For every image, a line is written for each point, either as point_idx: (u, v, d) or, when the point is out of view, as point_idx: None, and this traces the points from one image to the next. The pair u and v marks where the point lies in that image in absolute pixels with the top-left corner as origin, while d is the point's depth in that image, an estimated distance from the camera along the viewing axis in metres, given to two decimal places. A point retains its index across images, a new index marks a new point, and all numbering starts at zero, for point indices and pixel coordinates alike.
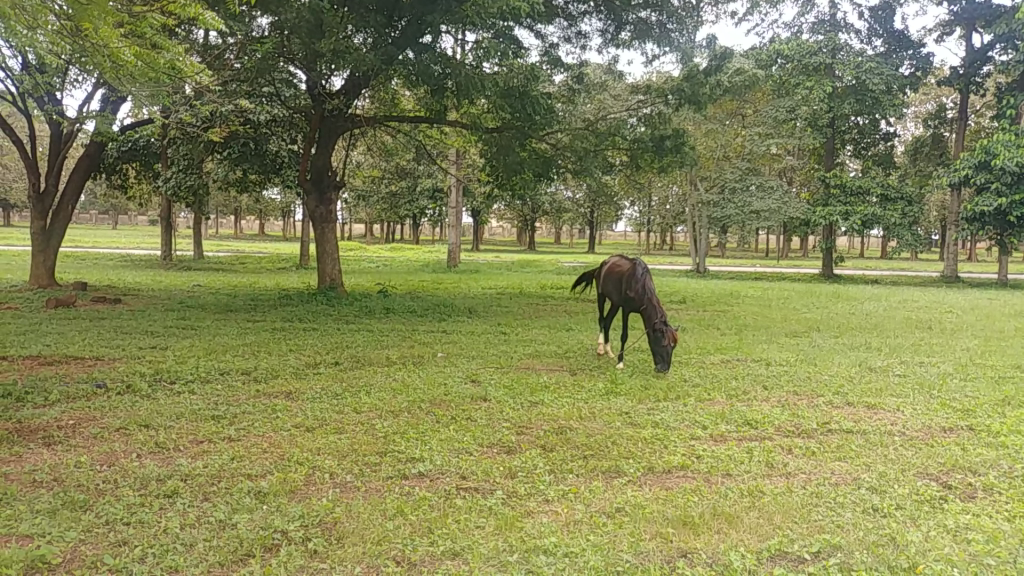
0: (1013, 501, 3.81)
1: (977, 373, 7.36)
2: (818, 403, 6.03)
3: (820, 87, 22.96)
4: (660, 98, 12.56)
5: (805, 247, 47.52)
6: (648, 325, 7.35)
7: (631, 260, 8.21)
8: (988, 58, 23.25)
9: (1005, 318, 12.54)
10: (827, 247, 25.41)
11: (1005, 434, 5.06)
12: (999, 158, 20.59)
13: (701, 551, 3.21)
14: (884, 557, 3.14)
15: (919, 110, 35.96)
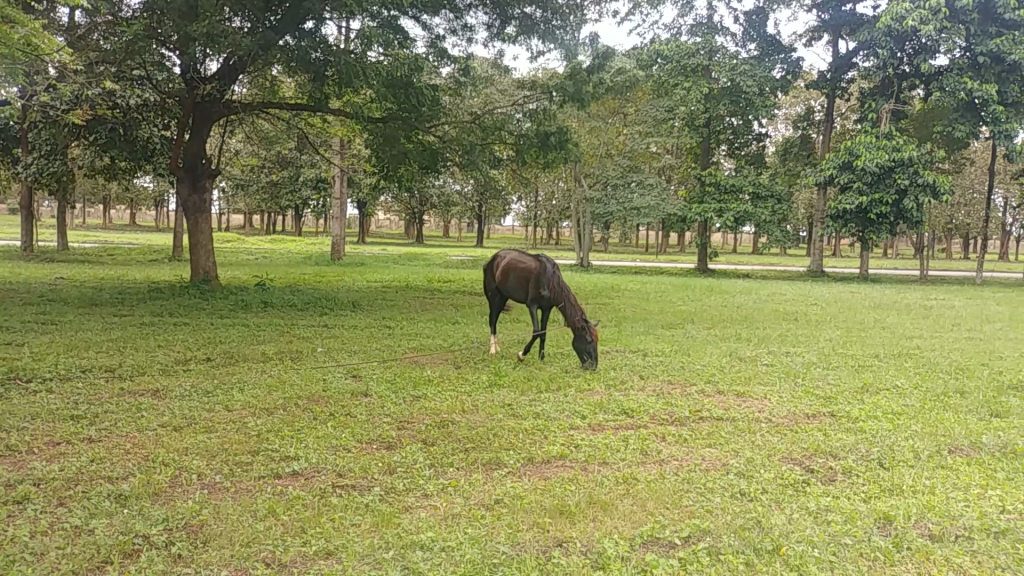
0: (869, 483, 4.03)
1: (838, 362, 7.73)
2: (691, 391, 6.22)
3: (696, 88, 23.51)
4: (545, 95, 12.68)
5: (684, 243, 49.09)
6: (570, 323, 7.32)
7: (525, 254, 8.04)
8: (852, 64, 24.44)
9: (865, 310, 13.25)
10: (702, 242, 26.28)
11: (863, 420, 5.33)
12: (861, 159, 21.77)
13: (577, 540, 3.25)
14: (750, 540, 3.26)
15: (788, 112, 37.73)
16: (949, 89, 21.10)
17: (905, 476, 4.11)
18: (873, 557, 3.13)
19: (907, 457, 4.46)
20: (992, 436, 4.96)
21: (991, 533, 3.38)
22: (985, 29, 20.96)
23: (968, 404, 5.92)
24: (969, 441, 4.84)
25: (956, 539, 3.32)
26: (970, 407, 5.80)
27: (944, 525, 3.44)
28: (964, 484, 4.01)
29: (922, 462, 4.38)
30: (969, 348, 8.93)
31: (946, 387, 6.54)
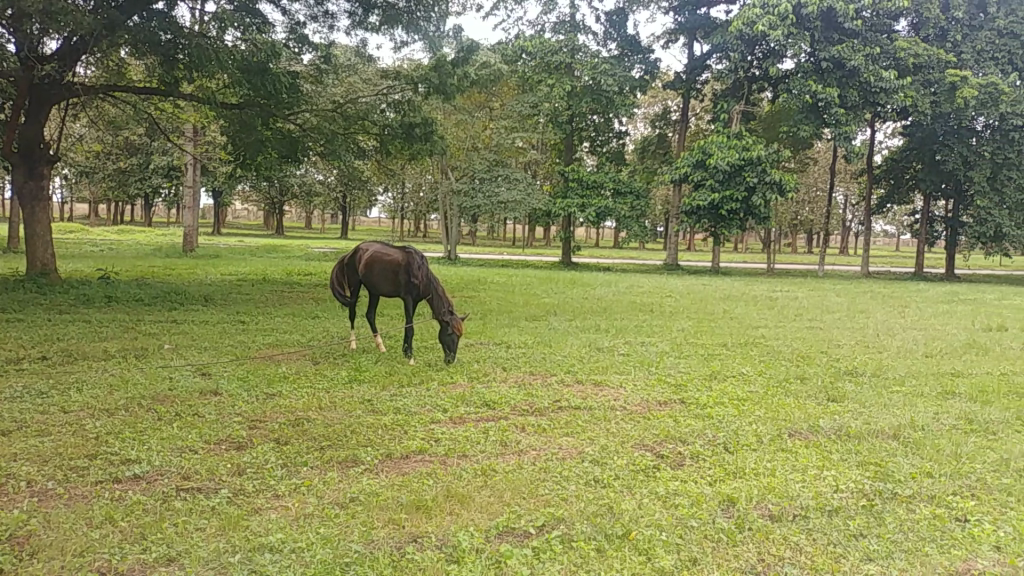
0: (714, 467, 4.20)
1: (689, 351, 8.03)
2: (551, 381, 6.32)
3: (560, 85, 24.09)
4: (409, 86, 12.59)
5: (549, 237, 49.89)
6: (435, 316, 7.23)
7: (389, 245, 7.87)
8: (705, 66, 25.44)
9: (716, 302, 13.86)
10: (565, 237, 26.75)
11: (710, 406, 5.56)
12: (713, 157, 22.69)
13: (432, 534, 3.23)
14: (601, 526, 3.33)
15: (647, 111, 38.94)
16: (795, 92, 22.33)
17: (748, 459, 4.31)
18: (717, 538, 3.25)
19: (750, 441, 4.67)
20: (828, 419, 5.27)
21: (825, 511, 3.59)
22: (827, 35, 22.27)
23: (807, 389, 6.28)
24: (808, 425, 5.12)
25: (793, 518, 3.50)
26: (809, 393, 6.14)
27: (783, 505, 3.62)
28: (801, 465, 4.24)
29: (764, 445, 4.60)
30: (809, 337, 9.48)
31: (787, 374, 6.92)
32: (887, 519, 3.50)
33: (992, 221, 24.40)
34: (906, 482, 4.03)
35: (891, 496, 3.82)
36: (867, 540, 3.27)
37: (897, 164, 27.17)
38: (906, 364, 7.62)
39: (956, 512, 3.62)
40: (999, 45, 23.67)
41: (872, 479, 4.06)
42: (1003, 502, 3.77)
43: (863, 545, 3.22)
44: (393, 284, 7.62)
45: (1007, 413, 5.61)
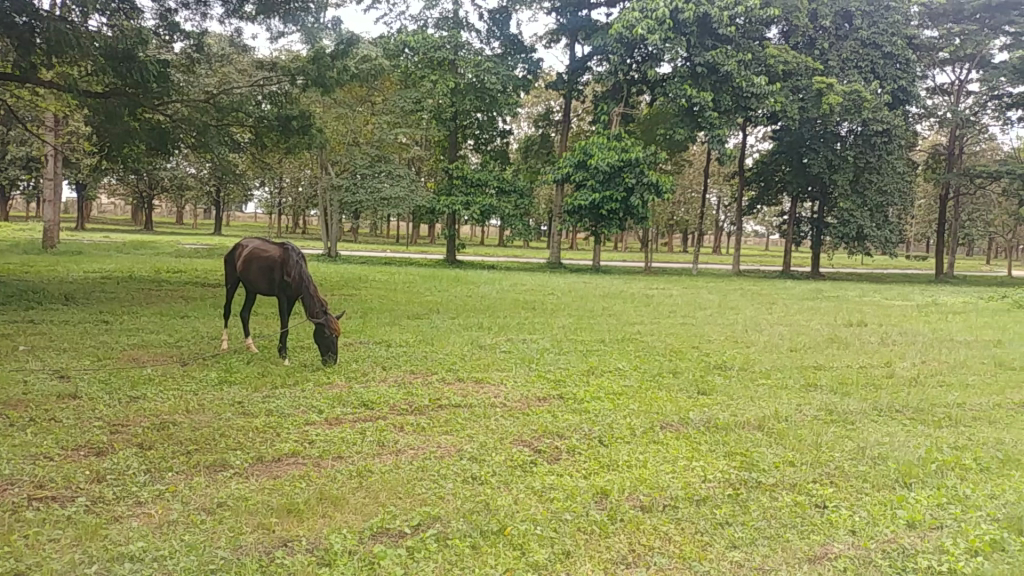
0: (590, 460, 4.27)
1: (569, 348, 8.14)
2: (431, 380, 6.29)
3: (443, 81, 23.92)
4: (287, 78, 12.30)
5: (433, 235, 49.71)
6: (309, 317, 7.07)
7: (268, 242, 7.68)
8: (586, 67, 25.91)
9: (598, 299, 14.13)
10: (449, 235, 26.69)
11: (588, 401, 5.65)
12: (594, 158, 23.06)
13: (303, 538, 3.16)
14: (477, 523, 3.33)
15: (530, 111, 39.32)
16: (672, 96, 22.91)
17: (622, 452, 4.41)
18: (590, 530, 3.31)
19: (624, 434, 4.78)
20: (699, 412, 5.45)
21: (694, 501, 3.70)
22: (702, 41, 23.00)
23: (680, 383, 6.49)
24: (679, 418, 5.27)
25: (663, 508, 3.60)
26: (682, 386, 6.34)
27: (653, 496, 3.71)
28: (673, 457, 4.36)
29: (637, 438, 4.72)
30: (683, 333, 9.76)
31: (662, 368, 7.12)
32: (752, 507, 3.64)
33: (854, 223, 26.03)
34: (769, 471, 4.20)
35: (756, 485, 3.98)
36: (733, 528, 3.40)
37: (767, 167, 28.35)
38: (772, 358, 7.95)
39: (816, 499, 3.80)
40: (863, 54, 24.90)
41: (739, 469, 4.21)
42: (858, 488, 3.98)
43: (728, 533, 3.33)
44: (268, 282, 7.42)
45: (863, 403, 5.94)
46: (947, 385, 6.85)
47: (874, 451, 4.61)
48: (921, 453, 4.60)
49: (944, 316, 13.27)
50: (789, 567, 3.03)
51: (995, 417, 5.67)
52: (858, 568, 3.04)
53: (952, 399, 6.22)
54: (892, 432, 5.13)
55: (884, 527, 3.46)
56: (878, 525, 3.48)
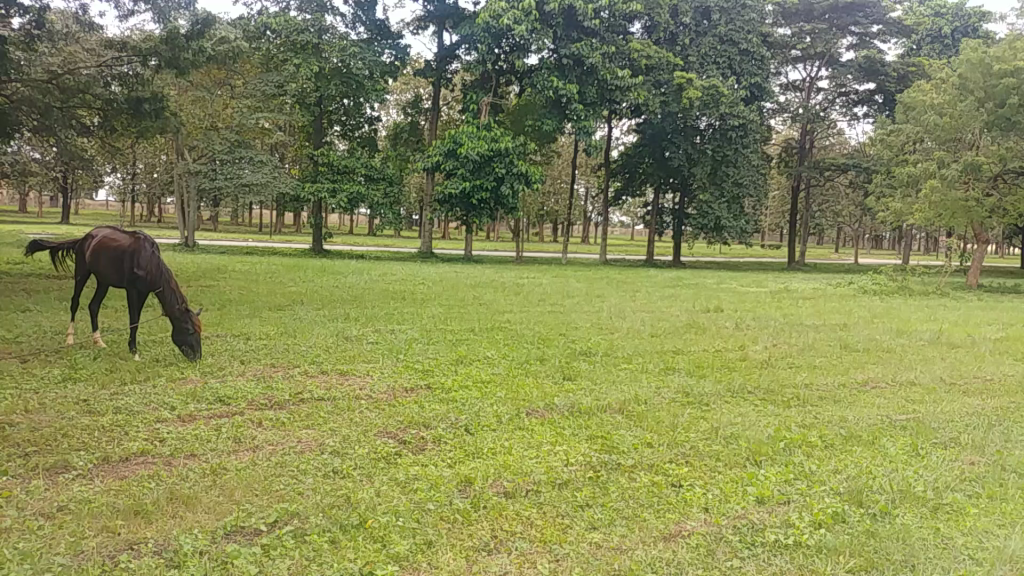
0: (455, 449, 4.27)
1: (438, 337, 8.11)
2: (293, 373, 6.14)
3: (307, 65, 23.35)
4: (137, 59, 11.73)
5: (299, 224, 48.53)
6: (168, 314, 6.77)
7: (122, 232, 7.31)
8: (454, 56, 25.89)
9: (467, 288, 14.14)
10: (316, 223, 26.09)
11: (455, 390, 5.65)
12: (464, 147, 22.97)
13: (150, 540, 3.02)
14: (336, 517, 3.28)
15: (398, 98, 38.90)
16: (539, 87, 23.13)
17: (487, 439, 4.43)
18: (452, 519, 3.30)
19: (490, 422, 4.80)
20: (563, 397, 5.54)
21: (556, 485, 3.76)
22: (568, 33, 23.46)
23: (547, 369, 6.59)
24: (544, 404, 5.34)
25: (526, 493, 3.64)
26: (548, 372, 6.44)
27: (516, 482, 3.75)
28: (536, 442, 4.42)
29: (503, 425, 4.75)
30: (551, 320, 9.91)
31: (529, 355, 7.21)
32: (611, 488, 3.74)
33: (712, 214, 27.33)
34: (629, 453, 4.32)
35: (615, 467, 4.08)
36: (592, 510, 3.47)
37: (631, 159, 29.03)
38: (635, 343, 8.18)
39: (672, 478, 3.93)
40: (721, 51, 25.89)
41: (600, 452, 4.31)
42: (712, 467, 4.15)
43: (589, 515, 3.41)
44: (119, 272, 7.03)
45: (719, 385, 6.20)
46: (796, 367, 7.23)
47: (728, 431, 4.81)
48: (770, 432, 4.83)
49: (795, 301, 14.00)
50: (645, 546, 3.13)
51: (839, 396, 6.01)
52: (710, 544, 3.16)
53: (800, 379, 6.58)
54: (744, 412, 5.37)
55: (735, 503, 3.62)
56: (730, 502, 3.63)
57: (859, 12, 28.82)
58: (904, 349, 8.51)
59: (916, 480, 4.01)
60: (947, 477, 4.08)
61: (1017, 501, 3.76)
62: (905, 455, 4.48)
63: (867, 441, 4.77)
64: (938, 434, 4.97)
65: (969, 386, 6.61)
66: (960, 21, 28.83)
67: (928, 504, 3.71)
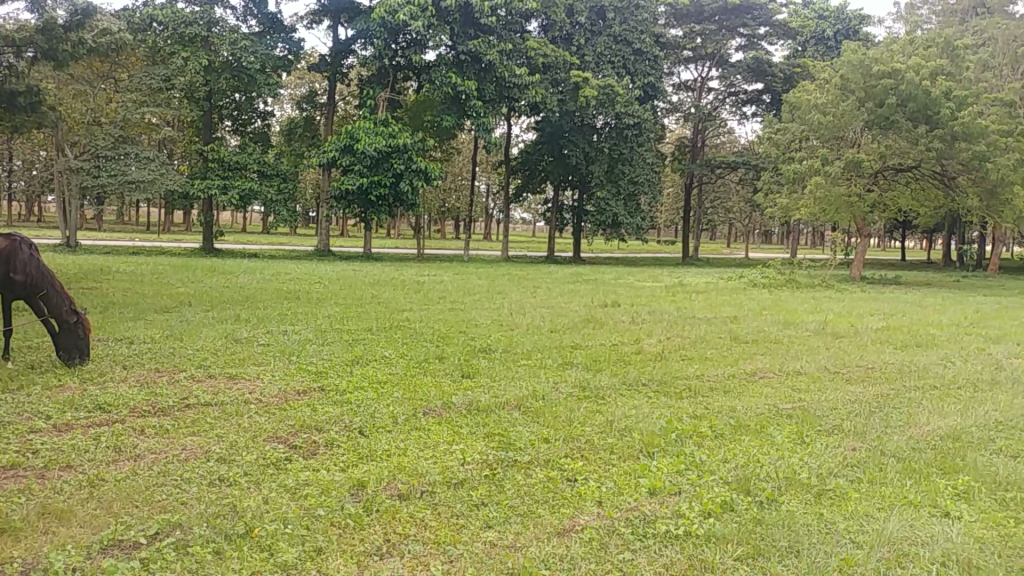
0: (347, 452, 4.20)
1: (333, 337, 7.99)
2: (179, 377, 5.92)
3: (195, 59, 22.63)
4: (10, 49, 11.16)
5: (190, 222, 46.99)
6: (56, 317, 6.49)
7: None
8: (350, 51, 25.52)
9: (364, 287, 13.99)
10: (207, 221, 25.29)
11: (350, 392, 5.57)
12: (360, 143, 22.61)
13: (19, 560, 2.86)
14: (222, 527, 3.18)
15: (293, 93, 38.15)
16: (437, 83, 22.99)
17: (381, 441, 4.38)
18: (344, 524, 3.25)
19: (385, 423, 4.74)
20: (460, 396, 5.53)
21: (452, 484, 3.75)
22: (465, 30, 23.45)
23: (445, 368, 6.56)
24: (441, 403, 5.32)
25: (420, 495, 3.61)
26: (445, 370, 6.42)
27: (411, 483, 3.71)
28: (432, 442, 4.39)
29: (398, 426, 4.70)
30: (451, 318, 9.89)
31: (427, 354, 7.16)
32: (507, 486, 3.75)
33: (609, 211, 27.44)
34: (524, 449, 4.34)
35: (511, 464, 4.09)
36: (487, 508, 3.47)
37: (531, 156, 29.09)
38: (533, 339, 8.24)
39: (567, 473, 3.97)
40: (616, 50, 26.34)
41: (496, 449, 4.31)
42: (607, 460, 4.21)
43: (483, 514, 3.40)
44: None
45: (615, 379, 6.30)
46: (689, 359, 7.42)
47: (622, 424, 4.88)
48: (663, 423, 4.93)
49: (688, 295, 14.35)
50: (539, 542, 3.15)
51: (729, 387, 6.20)
52: (603, 538, 3.20)
53: (692, 371, 6.75)
54: (638, 405, 5.47)
55: (628, 496, 3.67)
56: (623, 495, 3.69)
57: (747, 14, 29.74)
58: (791, 340, 8.83)
59: (801, 467, 4.17)
60: (829, 463, 4.25)
61: (894, 485, 3.95)
62: (791, 443, 4.64)
63: (754, 429, 4.93)
64: (821, 421, 5.18)
65: (851, 374, 6.91)
66: (840, 24, 30.22)
67: (812, 490, 3.85)
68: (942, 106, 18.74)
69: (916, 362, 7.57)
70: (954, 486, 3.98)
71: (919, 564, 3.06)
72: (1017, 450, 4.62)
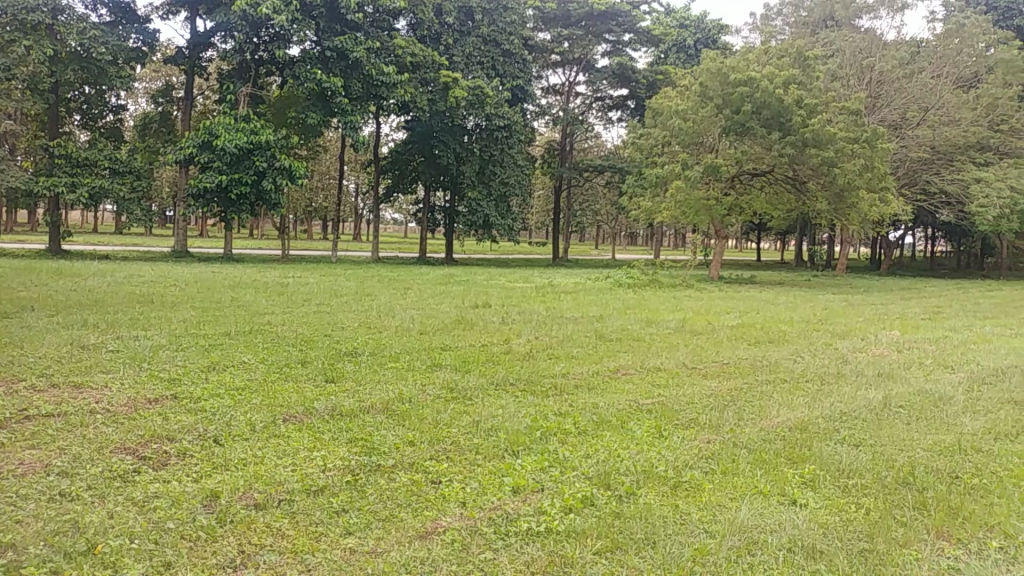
0: (202, 462, 4.05)
1: (188, 343, 7.68)
2: (19, 388, 5.55)
3: (40, 49, 20.67)
4: None
5: (35, 222, 44.19)
6: None
7: None
8: (210, 44, 24.58)
9: (224, 290, 13.55)
10: (53, 221, 23.75)
11: (206, 399, 5.37)
12: (219, 139, 21.77)
13: None
14: (60, 545, 3.00)
15: (149, 86, 36.59)
16: (301, 79, 22.45)
17: (238, 450, 4.24)
18: (195, 536, 3.14)
19: (242, 431, 4.60)
20: (323, 400, 5.42)
21: (311, 492, 3.67)
22: (331, 26, 23.00)
23: (307, 372, 6.42)
24: (303, 408, 5.21)
25: (278, 503, 3.52)
26: (309, 375, 6.29)
27: (268, 492, 3.61)
28: (292, 449, 4.29)
29: (256, 433, 4.57)
30: (315, 321, 9.70)
31: (289, 358, 6.99)
32: (368, 491, 3.70)
33: (481, 212, 27.78)
34: (389, 453, 4.30)
35: (374, 468, 4.04)
36: (348, 515, 3.42)
37: (401, 156, 28.85)
38: (400, 342, 8.17)
39: (432, 475, 3.95)
40: (484, 51, 26.65)
41: (359, 455, 4.26)
42: (472, 460, 4.22)
43: (343, 521, 3.35)
44: None
45: (482, 379, 6.33)
46: (556, 358, 7.53)
47: (488, 424, 4.91)
48: (528, 422, 4.99)
49: (557, 296, 14.59)
50: (400, 546, 3.12)
51: (593, 384, 6.33)
52: (465, 539, 3.21)
53: (557, 369, 6.88)
54: (505, 404, 5.52)
55: (492, 496, 3.70)
56: (487, 495, 3.71)
57: (613, 20, 30.48)
58: (653, 337, 9.14)
59: (658, 460, 4.31)
60: (685, 456, 4.40)
61: (745, 475, 4.13)
62: (651, 437, 4.79)
63: (617, 425, 5.05)
64: (679, 415, 5.37)
65: (708, 370, 7.19)
66: (700, 34, 31.73)
67: (669, 482, 3.99)
68: (793, 113, 19.83)
69: (768, 358, 7.96)
70: (800, 474, 4.21)
71: (767, 551, 3.21)
72: (857, 439, 4.92)
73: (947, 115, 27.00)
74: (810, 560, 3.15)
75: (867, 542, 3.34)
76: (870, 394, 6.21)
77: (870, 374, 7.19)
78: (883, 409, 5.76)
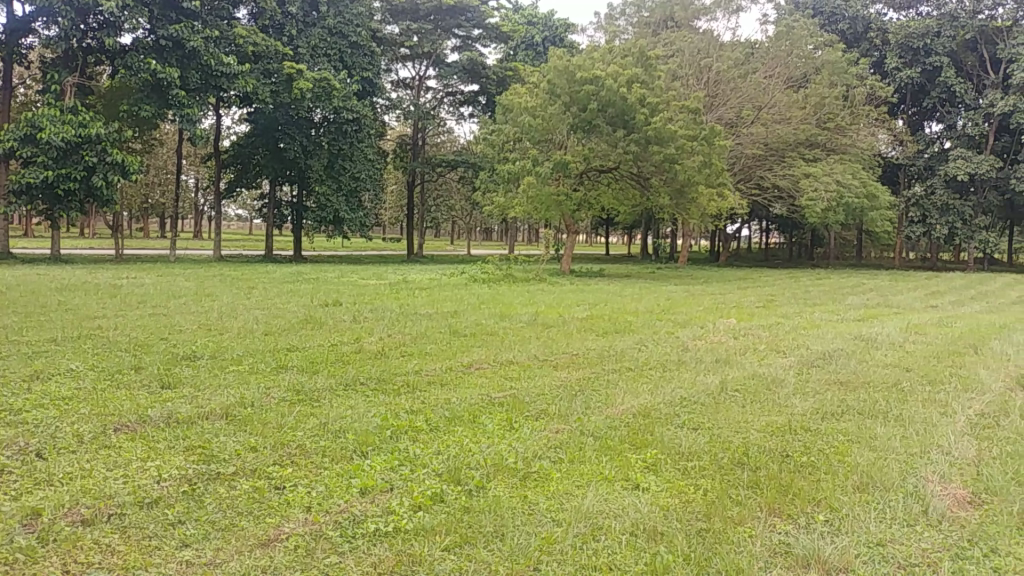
0: (21, 479, 3.78)
1: (8, 352, 7.15)
2: None
3: None
4: None
5: None
6: None
7: None
8: (30, 29, 22.85)
9: (50, 293, 12.66)
10: None
11: (27, 411, 5.02)
12: (43, 132, 20.25)
13: None
14: None
15: None
16: (133, 68, 21.21)
17: (63, 463, 3.99)
18: (12, 560, 2.93)
19: (68, 443, 4.33)
20: (158, 408, 5.18)
21: (144, 504, 3.50)
22: (165, 13, 21.89)
23: (142, 378, 6.11)
24: (136, 416, 4.95)
25: (108, 518, 3.33)
26: (143, 382, 5.98)
27: (96, 507, 3.42)
28: (123, 461, 4.07)
29: (84, 445, 4.31)
30: (151, 324, 9.22)
31: (122, 364, 6.64)
32: (207, 500, 3.57)
33: (331, 207, 27.07)
34: (230, 460, 4.16)
35: (214, 477, 3.90)
36: (184, 526, 3.28)
37: (243, 150, 28.11)
38: (244, 344, 7.89)
39: (275, 481, 3.85)
40: (331, 42, 26.11)
41: (197, 463, 4.09)
42: (318, 463, 4.13)
43: (179, 533, 3.21)
44: None
45: (330, 379, 6.22)
46: (408, 355, 7.50)
47: (336, 425, 4.83)
48: (377, 421, 4.93)
49: (410, 292, 14.51)
50: (240, 556, 3.03)
51: (445, 380, 6.35)
52: (308, 544, 3.14)
53: (409, 366, 6.84)
54: (354, 404, 5.44)
55: (339, 498, 3.64)
56: (333, 497, 3.65)
57: (461, 15, 30.58)
58: (506, 331, 9.26)
59: (508, 452, 4.36)
60: (534, 447, 4.47)
61: (591, 462, 4.25)
62: (501, 429, 4.85)
63: (467, 420, 5.08)
64: (529, 407, 5.45)
65: (558, 361, 7.34)
66: (548, 32, 32.64)
67: (519, 474, 4.04)
68: (637, 111, 20.52)
69: (614, 348, 8.21)
70: (644, 459, 4.36)
71: (610, 536, 3.30)
72: (696, 423, 5.15)
73: (779, 114, 28.84)
74: (651, 542, 3.27)
75: (705, 522, 3.50)
76: (708, 379, 6.53)
77: (709, 361, 7.54)
78: (720, 393, 6.06)
